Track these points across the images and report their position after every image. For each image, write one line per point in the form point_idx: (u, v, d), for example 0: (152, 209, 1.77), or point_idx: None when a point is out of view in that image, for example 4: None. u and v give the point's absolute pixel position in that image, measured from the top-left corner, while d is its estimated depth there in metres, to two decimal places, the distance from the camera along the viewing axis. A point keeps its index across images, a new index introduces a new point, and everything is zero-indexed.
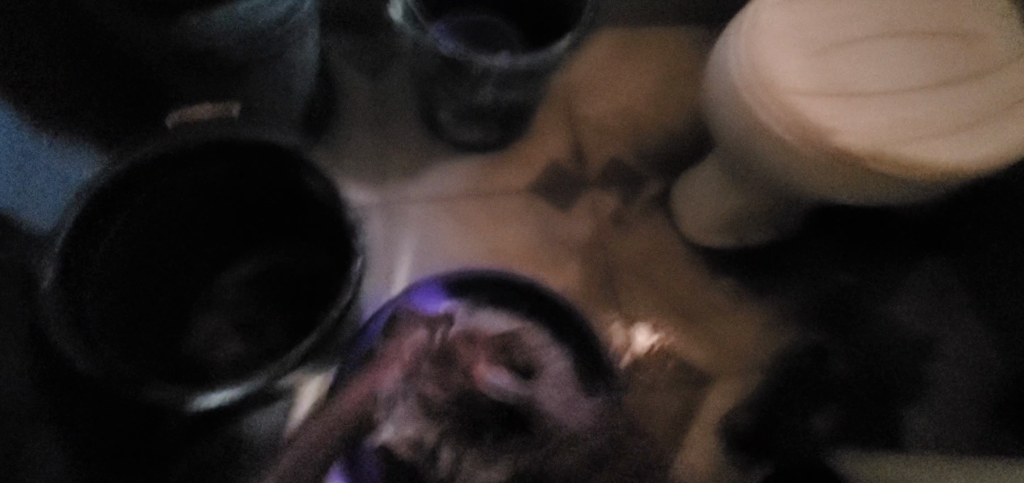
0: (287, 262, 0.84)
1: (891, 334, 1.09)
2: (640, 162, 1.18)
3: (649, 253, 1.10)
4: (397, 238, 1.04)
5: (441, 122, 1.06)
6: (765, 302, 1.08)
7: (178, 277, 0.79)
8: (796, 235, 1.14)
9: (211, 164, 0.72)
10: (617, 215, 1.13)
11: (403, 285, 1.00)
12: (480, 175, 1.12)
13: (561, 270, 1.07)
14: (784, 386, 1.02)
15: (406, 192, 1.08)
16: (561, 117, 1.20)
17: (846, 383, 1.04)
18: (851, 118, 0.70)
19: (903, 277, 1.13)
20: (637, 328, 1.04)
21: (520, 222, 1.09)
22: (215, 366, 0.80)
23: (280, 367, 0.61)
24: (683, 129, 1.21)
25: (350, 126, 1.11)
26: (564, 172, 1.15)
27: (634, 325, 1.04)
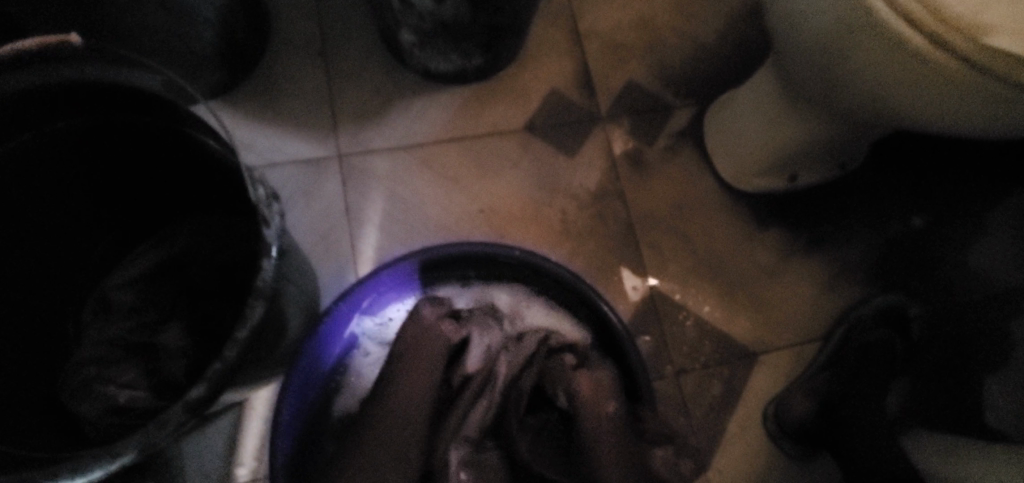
0: (201, 250, 0.62)
1: (972, 288, 0.88)
2: (663, 85, 0.93)
3: (675, 202, 0.88)
4: (359, 200, 0.82)
5: (404, 46, 0.81)
6: (820, 257, 0.88)
7: (53, 277, 0.59)
8: (856, 171, 0.92)
9: (59, 119, 0.50)
10: (634, 157, 0.90)
11: (370, 261, 0.80)
12: (460, 114, 0.88)
13: (567, 230, 0.85)
14: (855, 360, 0.79)
15: (368, 141, 0.85)
16: (562, 31, 0.94)
17: (917, 350, 0.84)
18: (1008, 4, 0.46)
19: (988, 218, 0.92)
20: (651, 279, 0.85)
21: (512, 171, 0.87)
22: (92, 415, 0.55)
23: (155, 429, 0.40)
24: (717, 42, 0.95)
25: (290, 55, 0.86)
26: (566, 104, 0.91)
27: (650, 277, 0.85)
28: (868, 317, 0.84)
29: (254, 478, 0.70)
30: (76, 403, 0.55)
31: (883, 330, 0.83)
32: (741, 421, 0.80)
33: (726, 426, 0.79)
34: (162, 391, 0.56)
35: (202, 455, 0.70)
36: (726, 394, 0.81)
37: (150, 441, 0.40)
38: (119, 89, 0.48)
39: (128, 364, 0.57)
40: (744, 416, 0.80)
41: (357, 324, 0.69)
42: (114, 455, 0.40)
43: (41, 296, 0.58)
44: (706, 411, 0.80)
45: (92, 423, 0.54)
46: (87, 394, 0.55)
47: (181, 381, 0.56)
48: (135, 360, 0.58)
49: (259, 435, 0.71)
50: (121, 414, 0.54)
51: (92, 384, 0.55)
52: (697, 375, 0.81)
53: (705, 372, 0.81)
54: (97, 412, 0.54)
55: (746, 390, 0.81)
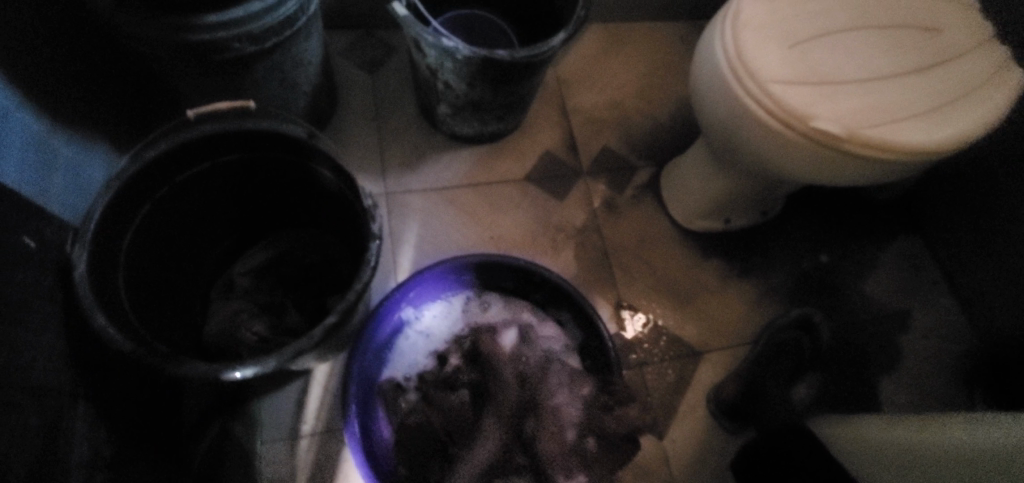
0: (300, 250, 0.87)
1: (865, 307, 1.16)
2: (630, 150, 1.24)
3: (640, 236, 1.16)
4: (402, 227, 1.08)
5: (440, 116, 1.11)
6: (750, 281, 1.15)
7: (195, 266, 0.82)
8: (775, 218, 1.21)
9: (227, 154, 0.75)
10: (609, 202, 1.18)
11: (407, 271, 1.04)
12: (477, 166, 1.16)
13: (558, 255, 1.12)
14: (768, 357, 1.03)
15: (408, 183, 1.12)
16: (555, 109, 1.25)
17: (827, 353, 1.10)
18: (826, 104, 0.76)
19: (876, 256, 1.21)
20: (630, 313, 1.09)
21: (516, 209, 1.14)
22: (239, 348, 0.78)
23: (304, 341, 0.62)
24: (670, 120, 1.27)
25: (351, 119, 1.14)
26: (557, 162, 1.20)
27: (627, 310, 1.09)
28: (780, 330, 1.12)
29: (313, 432, 0.90)
30: (227, 342, 0.79)
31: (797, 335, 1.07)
32: (689, 403, 1.03)
33: (679, 407, 1.02)
34: (287, 334, 0.80)
35: (273, 413, 0.90)
36: (679, 382, 1.04)
37: (301, 348, 0.62)
38: (273, 136, 0.74)
39: (255, 320, 0.80)
40: (691, 399, 1.04)
41: (405, 312, 0.94)
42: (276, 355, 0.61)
43: (188, 276, 0.80)
44: (663, 395, 1.03)
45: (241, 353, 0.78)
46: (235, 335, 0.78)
47: (299, 327, 0.80)
48: (258, 318, 0.80)
49: (318, 399, 0.92)
50: (264, 345, 0.77)
51: (239, 327, 0.79)
52: (657, 367, 1.05)
53: (663, 366, 1.05)
54: (245, 345, 0.78)
55: (693, 380, 1.05)
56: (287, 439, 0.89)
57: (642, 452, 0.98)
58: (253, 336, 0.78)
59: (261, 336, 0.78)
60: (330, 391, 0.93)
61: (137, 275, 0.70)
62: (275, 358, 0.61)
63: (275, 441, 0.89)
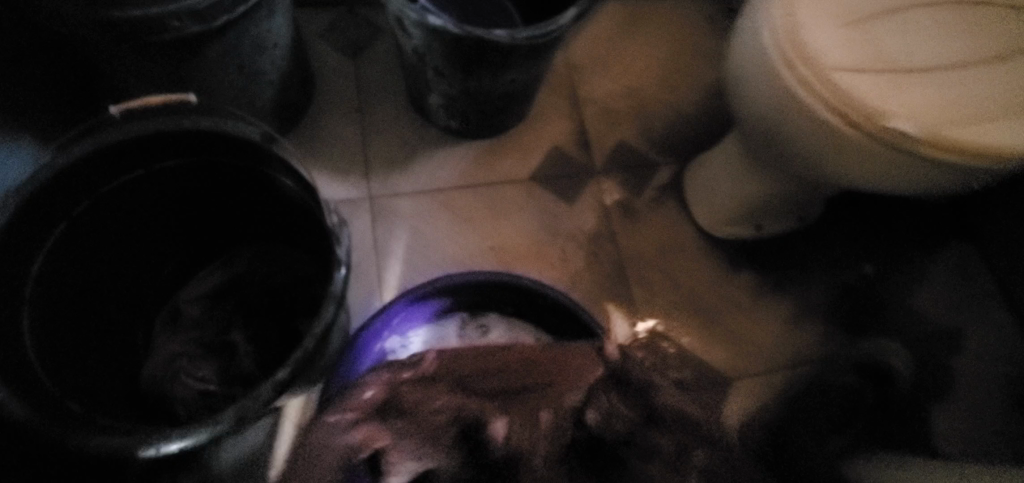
0: (258, 271, 0.74)
1: (916, 326, 1.01)
2: (648, 144, 1.09)
3: (660, 246, 1.02)
4: (387, 236, 0.94)
5: (431, 107, 0.96)
6: (785, 296, 1.01)
7: (134, 291, 0.69)
8: (814, 224, 1.07)
9: (166, 158, 0.61)
10: (624, 205, 1.04)
11: (393, 288, 0.91)
12: (475, 165, 1.02)
13: (566, 266, 0.98)
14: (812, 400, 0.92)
15: (394, 185, 0.98)
16: (563, 98, 1.10)
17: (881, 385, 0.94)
18: (900, 97, 0.61)
19: (927, 267, 1.06)
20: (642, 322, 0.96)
21: (520, 215, 1.00)
22: (176, 402, 0.66)
23: (249, 403, 0.49)
24: (694, 110, 1.12)
25: (330, 111, 1.00)
26: (566, 159, 1.05)
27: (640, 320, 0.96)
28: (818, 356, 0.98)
29: None
30: (165, 390, 0.66)
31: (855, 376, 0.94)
32: None
33: None
34: (236, 382, 0.67)
35: None
36: None
37: (245, 411, 0.49)
38: (219, 137, 0.60)
39: (199, 366, 0.67)
40: None
41: (389, 340, 0.81)
42: (210, 424, 0.48)
43: (122, 306, 0.68)
44: None
45: (178, 409, 0.65)
46: (173, 384, 0.66)
47: (250, 374, 0.67)
48: (203, 363, 0.67)
49: None
50: (206, 401, 0.65)
51: (178, 375, 0.66)
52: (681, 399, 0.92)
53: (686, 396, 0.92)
54: (183, 399, 0.65)
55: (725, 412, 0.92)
56: None
57: None
58: (195, 385, 0.66)
59: (203, 388, 0.66)
60: None
61: (50, 311, 0.57)
62: (207, 429, 0.48)
63: None
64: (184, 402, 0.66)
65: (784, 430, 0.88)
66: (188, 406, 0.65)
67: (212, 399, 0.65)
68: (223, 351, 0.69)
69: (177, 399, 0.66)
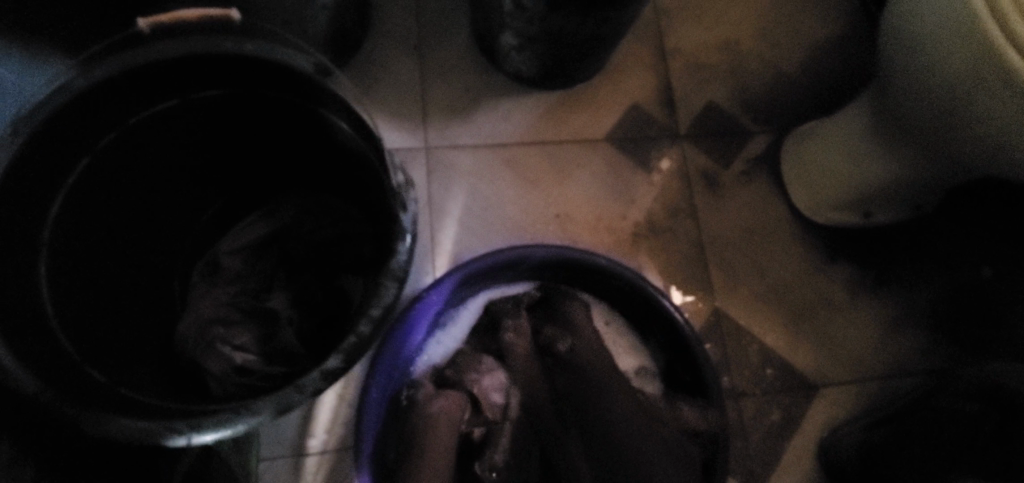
0: (302, 227, 0.65)
1: None
2: (742, 108, 0.94)
3: (746, 227, 0.89)
4: (443, 194, 0.84)
5: (502, 48, 0.84)
6: (886, 296, 0.88)
7: (166, 242, 0.62)
8: (930, 215, 0.92)
9: (204, 89, 0.52)
10: (709, 177, 0.91)
11: (447, 253, 0.82)
12: (544, 119, 0.90)
13: (637, 242, 0.87)
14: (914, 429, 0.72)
15: (454, 136, 0.87)
16: (648, 47, 0.95)
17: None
18: None
19: None
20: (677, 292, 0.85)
21: (589, 179, 0.88)
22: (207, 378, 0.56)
23: (292, 391, 0.41)
24: (799, 71, 0.96)
25: (385, 45, 0.89)
26: (646, 119, 0.92)
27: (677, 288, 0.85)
28: (918, 367, 0.86)
29: (324, 450, 0.72)
30: (197, 359, 0.57)
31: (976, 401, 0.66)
32: (797, 450, 0.81)
33: (783, 453, 0.81)
34: (278, 358, 0.58)
35: (277, 422, 0.73)
36: (784, 422, 0.82)
37: (289, 402, 0.42)
38: (265, 66, 0.50)
39: (238, 334, 0.59)
40: (799, 445, 0.81)
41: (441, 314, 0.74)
42: (248, 414, 0.41)
43: (155, 255, 0.60)
44: (763, 436, 0.81)
45: (210, 385, 0.56)
46: (207, 354, 0.57)
47: (295, 351, 0.59)
48: (243, 331, 0.59)
49: (332, 412, 0.73)
50: (243, 378, 0.55)
51: (213, 344, 0.57)
52: (757, 402, 0.82)
53: (762, 398, 0.82)
54: (217, 375, 0.56)
55: (806, 421, 0.82)
56: (290, 459, 0.72)
57: None
58: (232, 357, 0.57)
59: (240, 362, 0.56)
60: (348, 403, 0.74)
61: (73, 259, 0.50)
62: (244, 419, 0.41)
63: (276, 460, 0.72)
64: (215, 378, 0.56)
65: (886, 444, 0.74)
66: (220, 381, 0.56)
67: (251, 376, 0.56)
68: (265, 318, 0.61)
69: (209, 371, 0.56)
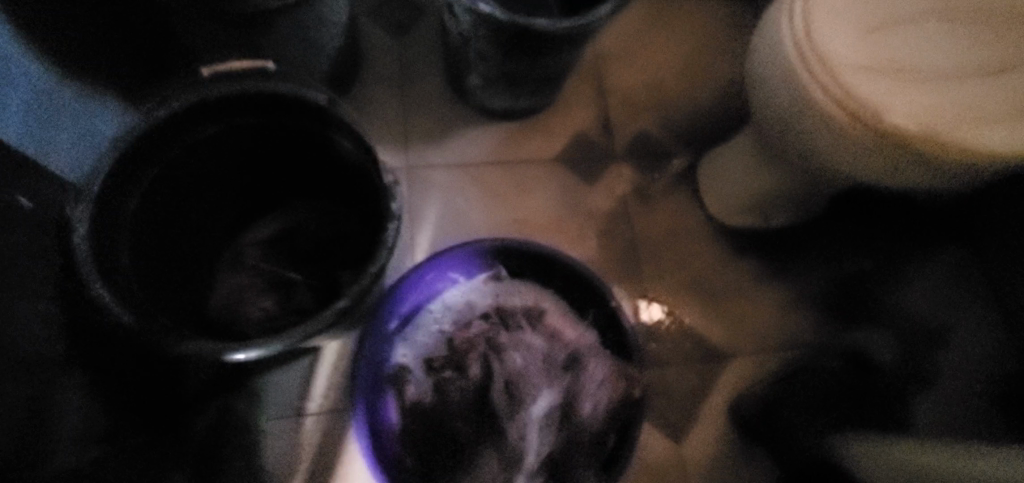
0: (311, 223, 0.83)
1: (909, 322, 1.07)
2: (666, 135, 1.16)
3: (671, 230, 1.09)
4: (421, 203, 1.03)
5: (469, 87, 1.04)
6: (784, 284, 1.08)
7: (205, 233, 0.79)
8: (819, 218, 1.13)
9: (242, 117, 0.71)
10: (639, 190, 1.11)
11: (424, 251, 0.99)
12: (504, 143, 1.10)
13: (580, 242, 1.06)
14: (805, 379, 0.98)
15: (430, 156, 1.06)
16: (589, 86, 1.17)
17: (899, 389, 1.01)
18: (902, 100, 0.67)
19: (924, 265, 1.11)
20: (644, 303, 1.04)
21: (542, 192, 1.08)
22: (243, 323, 0.79)
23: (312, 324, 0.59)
24: (712, 105, 1.19)
25: (373, 83, 1.08)
26: (588, 143, 1.13)
27: (642, 300, 1.04)
28: (812, 341, 1.05)
29: (321, 410, 0.88)
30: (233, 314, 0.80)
31: (844, 362, 1.02)
32: (710, 408, 0.99)
33: (699, 409, 0.98)
34: (293, 313, 0.80)
35: (278, 388, 0.88)
36: (700, 385, 1.00)
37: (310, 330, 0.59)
38: (289, 99, 0.68)
39: (260, 296, 0.81)
40: (712, 405, 0.99)
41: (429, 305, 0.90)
42: (281, 339, 0.59)
43: (199, 245, 0.78)
44: (683, 397, 0.99)
45: (245, 329, 0.79)
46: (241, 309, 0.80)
47: (305, 309, 0.79)
48: (264, 294, 0.81)
49: (326, 379, 0.89)
50: (269, 324, 0.78)
51: (246, 302, 0.80)
52: (678, 369, 1.00)
53: (681, 366, 1.01)
54: (252, 321, 0.79)
55: (717, 384, 1.00)
56: (291, 419, 0.87)
57: (653, 448, 0.95)
58: (259, 311, 0.79)
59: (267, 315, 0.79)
60: (339, 371, 0.90)
61: (142, 240, 0.68)
62: (275, 343, 0.58)
63: (278, 420, 0.87)
64: (250, 324, 0.79)
65: (771, 416, 0.94)
66: (252, 326, 0.79)
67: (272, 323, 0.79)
68: (282, 287, 0.81)
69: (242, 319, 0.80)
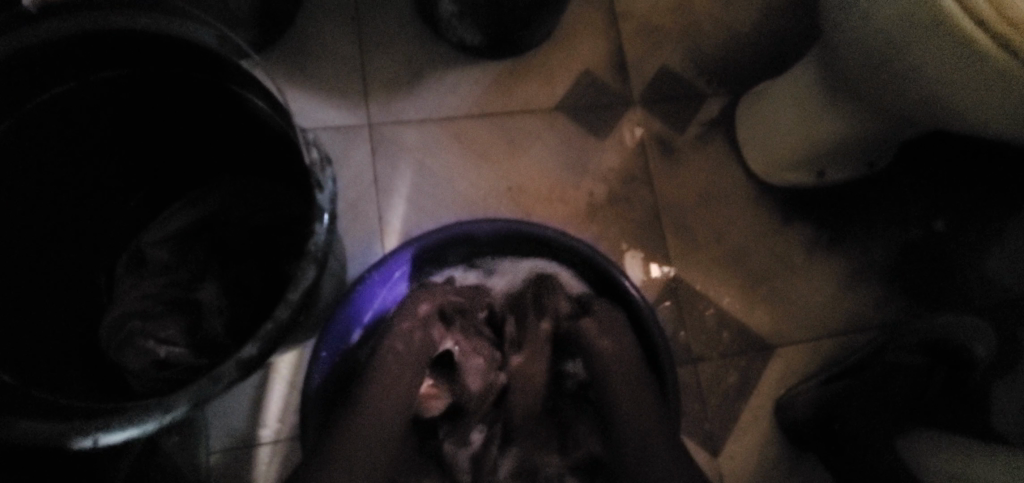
0: (235, 212, 0.62)
1: (989, 293, 0.89)
2: (696, 71, 0.92)
3: (704, 192, 0.88)
4: (389, 172, 0.82)
5: (442, 17, 0.80)
6: (841, 255, 0.89)
7: (85, 232, 0.59)
8: (882, 172, 0.92)
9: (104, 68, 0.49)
10: (664, 144, 0.89)
11: (398, 233, 0.80)
12: (492, 90, 0.87)
13: (593, 212, 0.85)
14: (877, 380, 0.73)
15: (398, 111, 0.84)
16: (596, 10, 0.92)
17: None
18: None
19: (1013, 224, 0.92)
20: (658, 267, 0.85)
21: (543, 151, 0.86)
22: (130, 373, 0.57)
23: (208, 382, 0.40)
24: (753, 29, 0.94)
25: (321, 18, 0.85)
26: (598, 86, 0.90)
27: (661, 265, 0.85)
28: (874, 322, 0.87)
29: (277, 439, 0.71)
30: (119, 352, 0.57)
31: (925, 356, 0.75)
32: (754, 412, 0.82)
33: (741, 414, 0.81)
34: (206, 348, 0.59)
35: (225, 414, 0.72)
36: (743, 383, 0.83)
37: (206, 394, 0.40)
38: (161, 40, 0.46)
39: (161, 328, 0.58)
40: (756, 408, 0.82)
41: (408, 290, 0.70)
42: (162, 409, 0.39)
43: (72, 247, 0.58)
44: (723, 399, 0.82)
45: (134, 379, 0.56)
46: (129, 349, 0.57)
47: (221, 341, 0.59)
48: (167, 324, 0.59)
49: (282, 400, 0.72)
50: (168, 369, 0.56)
51: (134, 338, 0.58)
52: (715, 365, 0.83)
53: (722, 361, 0.83)
54: (141, 367, 0.56)
55: (761, 382, 0.83)
56: (242, 451, 0.71)
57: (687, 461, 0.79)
58: (155, 350, 0.57)
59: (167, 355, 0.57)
60: (298, 390, 0.73)
61: None
62: (163, 413, 0.39)
63: (226, 453, 0.71)
64: (139, 371, 0.56)
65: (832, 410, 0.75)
66: (144, 372, 0.57)
67: (174, 366, 0.57)
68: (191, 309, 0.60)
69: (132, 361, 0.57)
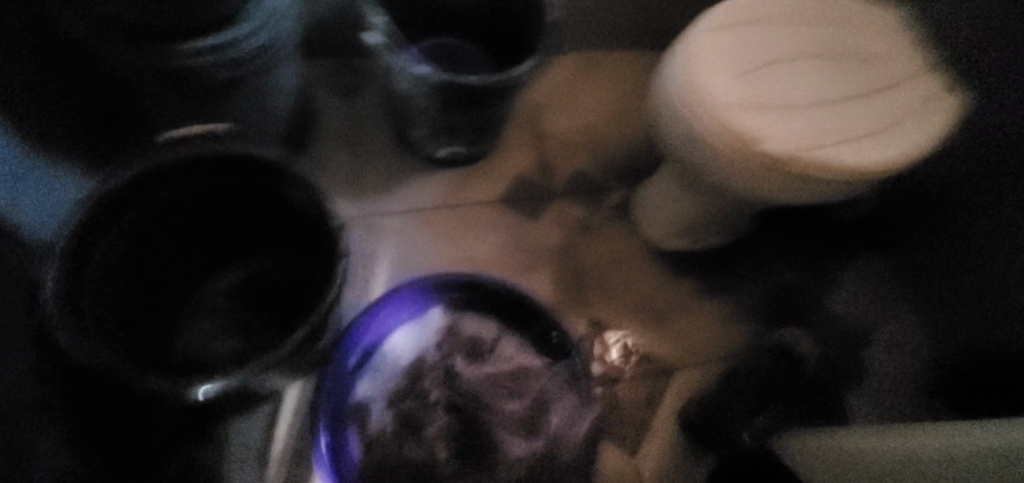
0: (273, 271, 0.90)
1: (829, 324, 1.19)
2: (602, 172, 1.27)
3: (613, 256, 1.19)
4: (376, 248, 1.10)
5: (415, 140, 1.14)
6: (718, 299, 1.18)
7: (165, 286, 0.84)
8: (744, 237, 1.24)
9: (203, 177, 0.77)
10: (581, 223, 1.21)
11: (382, 292, 1.06)
12: (451, 189, 1.19)
13: (531, 275, 1.14)
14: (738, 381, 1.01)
15: (383, 205, 1.14)
16: (527, 133, 1.29)
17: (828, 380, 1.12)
18: (776, 127, 0.80)
19: (844, 272, 1.24)
20: (612, 335, 1.12)
21: (491, 231, 1.16)
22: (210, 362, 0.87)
23: (270, 357, 0.67)
24: (641, 143, 1.32)
25: (326, 143, 1.17)
26: (531, 184, 1.23)
27: (609, 331, 1.12)
28: (748, 348, 1.15)
29: (284, 453, 0.90)
30: (196, 357, 0.87)
31: (771, 357, 1.05)
32: (661, 420, 1.06)
33: (650, 422, 1.06)
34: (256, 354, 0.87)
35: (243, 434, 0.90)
36: (650, 398, 1.08)
37: (267, 363, 0.66)
38: (241, 159, 0.76)
39: (226, 340, 0.89)
40: (662, 417, 1.07)
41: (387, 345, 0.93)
42: (241, 371, 0.66)
43: (157, 295, 0.83)
44: (636, 412, 1.07)
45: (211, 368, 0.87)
46: (206, 351, 0.88)
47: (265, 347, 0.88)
48: (230, 338, 0.89)
49: (290, 420, 0.93)
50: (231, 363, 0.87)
51: (209, 345, 0.88)
52: (629, 384, 1.08)
53: (634, 382, 1.08)
54: (215, 361, 0.87)
55: (664, 396, 1.08)
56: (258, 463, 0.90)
57: (610, 459, 1.02)
58: (223, 353, 0.88)
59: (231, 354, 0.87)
60: (303, 412, 0.93)
61: (106, 296, 0.72)
62: (237, 376, 0.65)
63: (243, 465, 0.89)
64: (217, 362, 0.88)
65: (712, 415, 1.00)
66: (217, 366, 0.87)
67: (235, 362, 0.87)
68: (244, 329, 0.90)
69: (208, 361, 0.87)
